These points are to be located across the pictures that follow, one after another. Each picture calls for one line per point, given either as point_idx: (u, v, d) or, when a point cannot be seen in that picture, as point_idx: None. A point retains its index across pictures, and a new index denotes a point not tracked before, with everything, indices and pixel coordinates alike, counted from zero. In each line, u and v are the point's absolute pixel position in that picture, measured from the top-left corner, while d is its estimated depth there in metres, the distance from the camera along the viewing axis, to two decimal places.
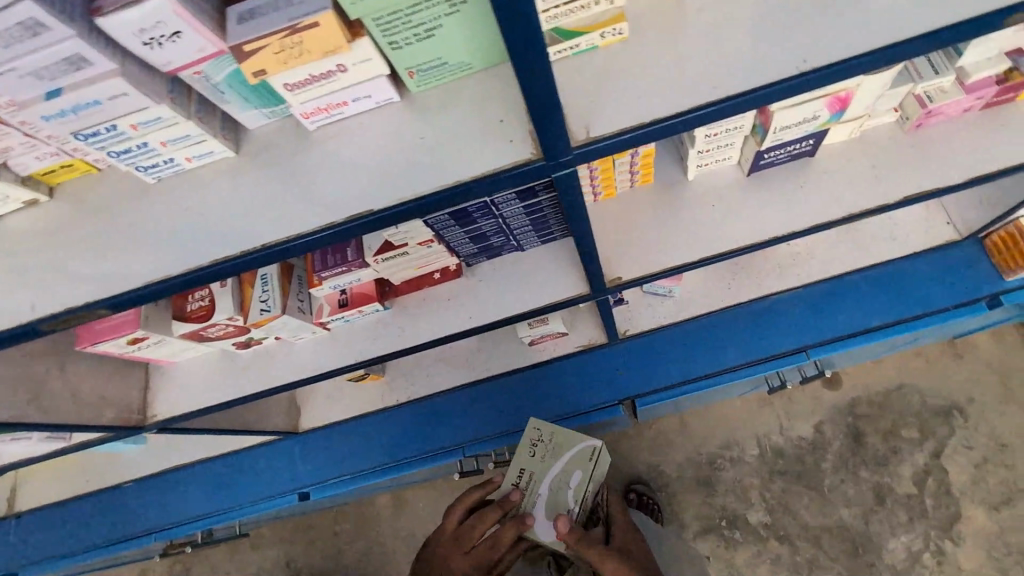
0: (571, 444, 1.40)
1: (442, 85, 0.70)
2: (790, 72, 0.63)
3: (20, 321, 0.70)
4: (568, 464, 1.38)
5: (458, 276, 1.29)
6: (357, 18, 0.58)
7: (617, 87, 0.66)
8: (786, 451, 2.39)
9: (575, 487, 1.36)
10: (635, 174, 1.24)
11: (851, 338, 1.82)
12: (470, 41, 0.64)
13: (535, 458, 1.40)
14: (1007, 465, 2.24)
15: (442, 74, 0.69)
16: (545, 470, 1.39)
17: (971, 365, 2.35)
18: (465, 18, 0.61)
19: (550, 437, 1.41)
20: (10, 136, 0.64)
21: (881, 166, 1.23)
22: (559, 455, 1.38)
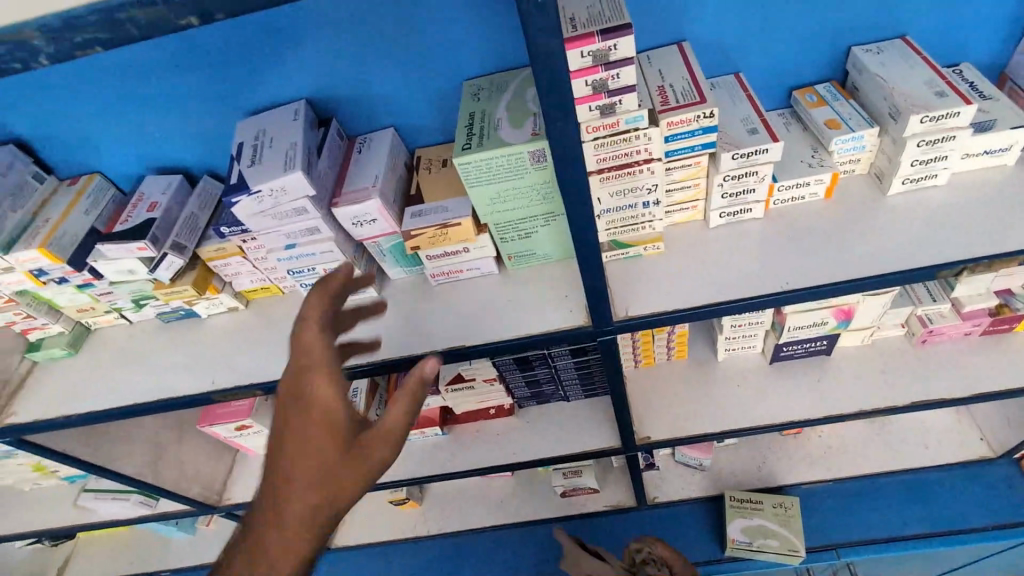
0: (794, 531, 1.68)
1: (529, 267, 1.00)
2: (779, 289, 0.87)
3: (204, 389, 0.97)
4: (780, 529, 1.69)
5: (509, 414, 1.49)
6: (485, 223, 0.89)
7: (652, 288, 0.92)
8: None
9: (767, 545, 1.68)
10: (671, 349, 1.46)
11: (886, 543, 1.74)
12: (554, 240, 0.94)
13: (775, 512, 1.72)
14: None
15: (530, 260, 0.99)
16: (763, 514, 1.72)
17: None
18: (555, 227, 0.91)
19: (788, 509, 1.71)
20: (243, 265, 0.98)
21: (894, 372, 1.39)
22: (801, 543, 1.66)
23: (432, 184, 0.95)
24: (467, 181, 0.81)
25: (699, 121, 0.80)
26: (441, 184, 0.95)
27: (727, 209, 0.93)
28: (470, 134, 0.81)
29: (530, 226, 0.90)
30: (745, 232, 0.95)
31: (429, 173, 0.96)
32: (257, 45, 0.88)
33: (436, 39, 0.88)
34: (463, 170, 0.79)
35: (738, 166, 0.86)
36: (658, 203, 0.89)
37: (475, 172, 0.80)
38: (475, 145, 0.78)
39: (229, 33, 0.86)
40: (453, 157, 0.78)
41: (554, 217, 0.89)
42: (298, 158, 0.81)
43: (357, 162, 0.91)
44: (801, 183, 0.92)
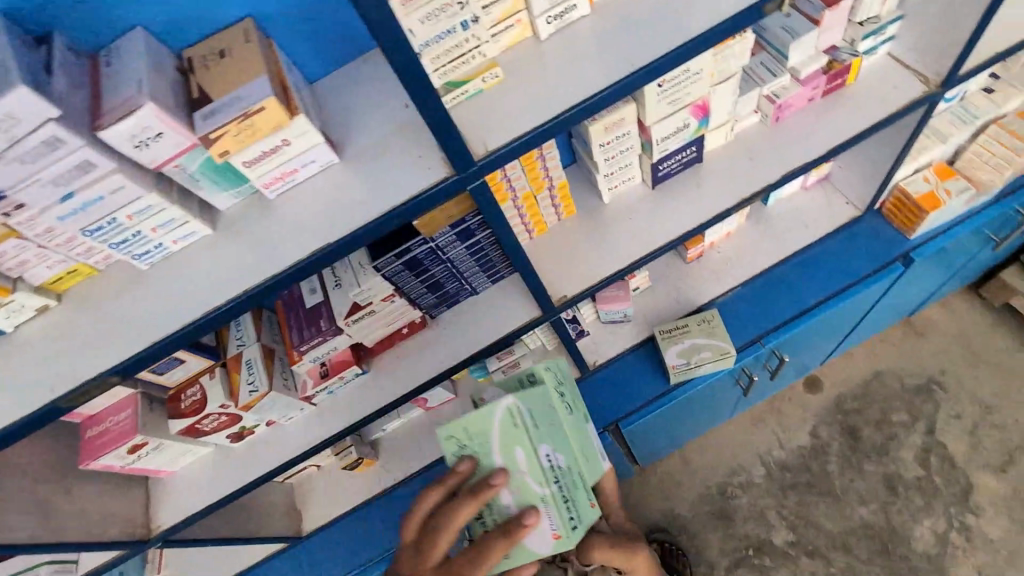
0: (721, 338, 1.80)
1: None
2: (621, 73, 0.83)
3: (43, 401, 0.81)
4: (707, 342, 1.80)
5: (424, 327, 1.41)
6: None
7: (503, 118, 0.85)
8: (789, 463, 2.60)
9: (699, 359, 1.79)
10: (558, 207, 1.40)
11: (796, 319, 1.91)
12: None
13: (699, 327, 1.82)
14: (998, 425, 2.51)
15: None
16: (693, 334, 1.82)
17: (931, 341, 2.71)
18: None
19: (711, 321, 1.82)
20: (25, 249, 0.78)
21: (759, 157, 1.45)
22: (729, 344, 1.79)
23: (218, 77, 0.79)
24: None
25: None
26: (227, 75, 0.79)
27: (551, 12, 0.86)
28: None
29: None
30: (576, 34, 0.89)
31: (207, 69, 0.80)
32: None
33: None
34: None
35: None
36: (476, 20, 0.81)
37: None
38: None
39: None
40: None
41: None
42: (17, 74, 0.64)
43: (110, 75, 0.76)
44: None
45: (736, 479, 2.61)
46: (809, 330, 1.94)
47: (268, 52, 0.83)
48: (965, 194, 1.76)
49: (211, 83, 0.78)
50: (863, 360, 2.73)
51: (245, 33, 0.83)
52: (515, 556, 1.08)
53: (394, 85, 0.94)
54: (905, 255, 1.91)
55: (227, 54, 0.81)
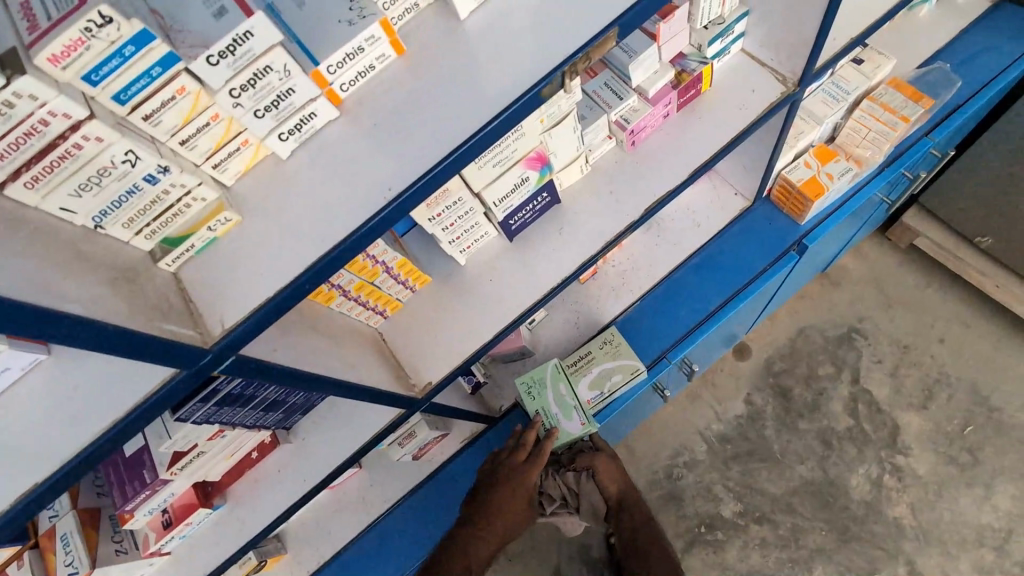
0: (630, 357, 1.70)
1: None
2: (379, 204, 0.67)
3: None
4: (617, 363, 1.69)
5: (277, 446, 1.25)
6: None
7: (245, 275, 0.68)
8: (730, 435, 2.43)
9: (613, 384, 1.68)
10: (407, 282, 1.24)
11: (700, 327, 1.84)
12: None
13: (605, 349, 1.70)
14: (915, 363, 2.42)
15: None
16: (601, 357, 1.70)
17: (847, 289, 2.56)
18: None
19: (615, 340, 1.71)
20: None
21: (620, 188, 1.32)
22: (637, 361, 1.69)
23: None
24: None
25: (104, 37, 0.51)
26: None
27: (283, 127, 0.68)
28: None
29: None
30: (328, 145, 0.72)
31: None
32: None
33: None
34: None
35: (237, 71, 0.59)
36: (172, 169, 0.61)
37: None
38: None
39: None
40: None
41: None
42: None
43: None
44: (352, 52, 0.67)
45: (681, 459, 2.43)
46: (715, 334, 1.87)
47: None
48: (847, 175, 1.69)
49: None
50: (786, 319, 2.56)
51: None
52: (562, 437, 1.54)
53: None
54: (798, 243, 1.85)
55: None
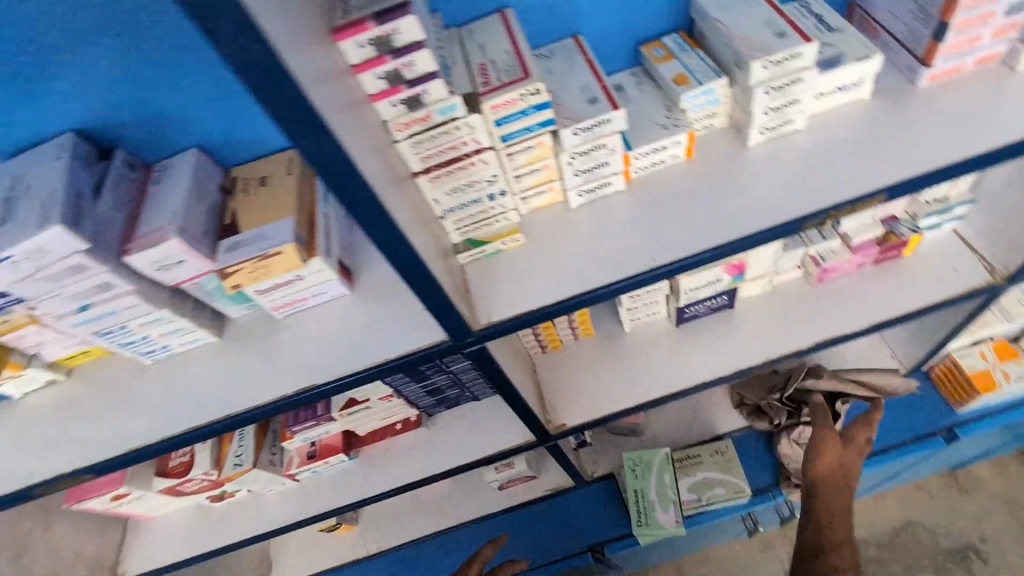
0: (737, 475, 1.70)
1: None
2: (640, 267, 0.81)
3: (24, 485, 0.83)
4: (724, 478, 1.69)
5: (418, 426, 1.38)
6: None
7: (515, 287, 0.83)
8: None
9: (713, 497, 1.67)
10: (576, 329, 1.40)
11: None
12: None
13: (715, 459, 1.72)
14: None
15: None
16: (708, 465, 1.71)
17: None
18: None
19: (726, 453, 1.73)
20: (45, 335, 0.83)
21: (795, 315, 1.38)
22: (744, 481, 1.69)
23: (255, 206, 0.83)
24: None
25: (528, 99, 0.71)
26: (261, 205, 0.83)
27: (584, 187, 0.85)
28: None
29: None
30: (608, 208, 0.88)
31: (247, 197, 0.84)
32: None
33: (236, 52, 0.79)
34: None
35: (584, 141, 0.78)
36: (507, 193, 0.81)
37: None
38: None
39: None
40: None
41: None
42: (57, 209, 0.67)
43: (154, 197, 0.79)
44: (658, 147, 0.85)
45: None
46: None
47: (305, 185, 0.86)
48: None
49: (244, 211, 0.82)
50: None
51: (289, 162, 0.88)
52: (652, 526, 1.53)
53: None
54: (949, 429, 1.75)
55: (268, 180, 0.86)
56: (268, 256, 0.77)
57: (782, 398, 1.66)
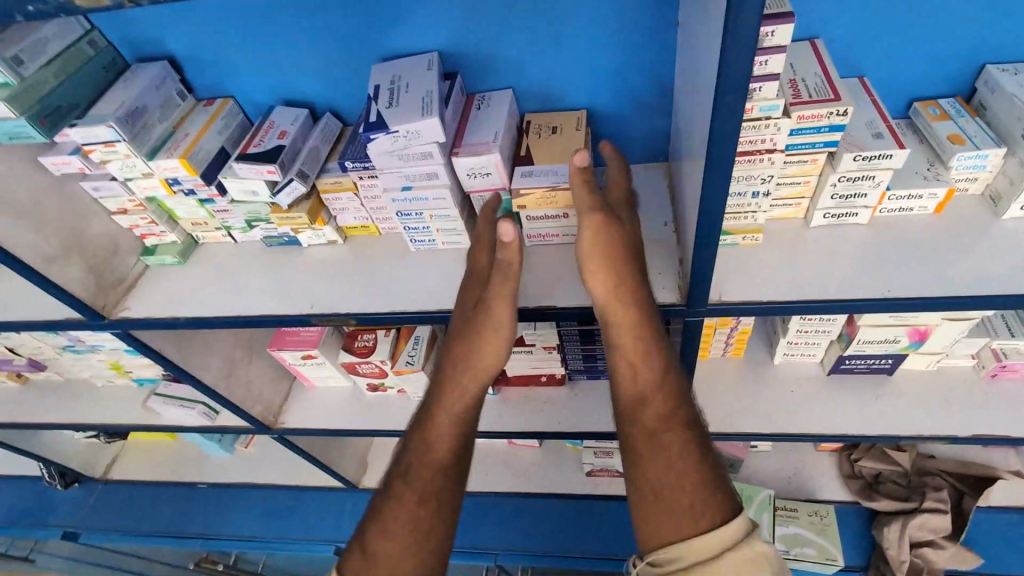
0: (833, 543, 1.68)
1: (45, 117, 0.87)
2: (878, 294, 0.87)
3: (302, 312, 1.04)
4: (819, 541, 1.69)
5: (560, 384, 1.52)
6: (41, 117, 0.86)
7: (747, 278, 0.93)
8: None
9: (802, 554, 1.68)
10: (729, 345, 1.46)
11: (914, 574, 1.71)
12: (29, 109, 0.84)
13: (811, 519, 1.72)
14: None
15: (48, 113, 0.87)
16: (804, 523, 1.72)
17: None
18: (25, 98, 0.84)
19: (824, 517, 1.72)
20: (353, 202, 1.03)
21: (956, 402, 1.37)
22: (837, 551, 1.66)
23: (547, 147, 0.98)
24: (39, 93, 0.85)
25: (831, 119, 0.81)
26: (551, 149, 0.98)
27: (832, 210, 0.94)
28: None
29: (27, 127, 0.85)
30: (845, 236, 0.96)
31: (539, 139, 1.00)
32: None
33: (582, 17, 0.93)
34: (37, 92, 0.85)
35: (857, 168, 0.87)
36: (766, 195, 0.91)
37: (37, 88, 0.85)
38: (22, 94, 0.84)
39: None
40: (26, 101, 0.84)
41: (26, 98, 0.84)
42: (432, 106, 0.84)
43: (478, 118, 0.96)
44: (914, 195, 0.92)
45: None
46: None
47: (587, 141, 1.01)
48: None
49: (539, 150, 0.97)
50: None
51: (577, 121, 1.03)
52: None
53: (663, 203, 1.05)
54: None
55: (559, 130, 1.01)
56: (556, 189, 0.91)
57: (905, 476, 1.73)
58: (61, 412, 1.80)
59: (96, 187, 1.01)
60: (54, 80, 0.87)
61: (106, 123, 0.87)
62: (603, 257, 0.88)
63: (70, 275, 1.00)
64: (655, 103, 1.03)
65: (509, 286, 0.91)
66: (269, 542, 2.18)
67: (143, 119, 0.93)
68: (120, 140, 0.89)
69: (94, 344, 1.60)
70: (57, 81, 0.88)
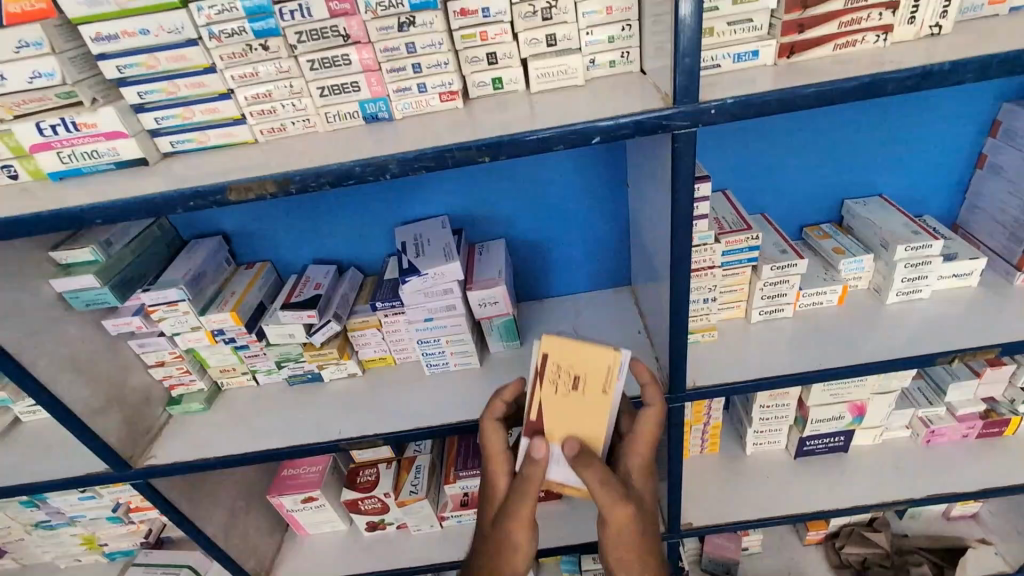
0: None
1: (124, 287, 1.04)
2: (813, 368, 1.10)
3: (331, 438, 1.13)
4: None
5: (559, 498, 1.59)
6: (118, 285, 1.02)
7: (714, 367, 1.14)
8: None
9: None
10: (705, 441, 1.62)
11: None
12: (111, 279, 1.01)
13: None
14: None
15: (126, 282, 1.04)
16: None
17: None
18: (110, 270, 1.01)
19: None
20: (376, 335, 1.19)
21: (905, 467, 1.56)
22: None
23: (566, 407, 0.85)
24: (121, 266, 1.03)
25: (749, 242, 1.10)
26: (572, 413, 0.85)
27: (764, 308, 1.21)
28: (88, 265, 1.00)
29: (106, 294, 1.01)
30: (779, 327, 1.21)
31: (556, 399, 0.85)
32: (411, 189, 1.19)
33: (553, 191, 1.23)
34: (120, 265, 1.03)
35: (775, 275, 1.16)
36: (714, 300, 1.17)
37: (120, 262, 1.03)
38: (109, 267, 1.01)
39: (394, 185, 1.18)
40: (110, 272, 1.01)
41: (110, 271, 1.01)
42: (452, 253, 1.08)
43: (480, 261, 1.19)
44: (820, 291, 1.21)
45: None
46: None
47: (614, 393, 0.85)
48: None
49: (557, 419, 0.85)
50: None
51: (608, 375, 0.83)
52: None
53: (635, 316, 1.29)
54: None
55: (581, 387, 0.84)
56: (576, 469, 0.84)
57: (890, 556, 1.86)
58: None
59: (142, 344, 1.12)
60: (133, 255, 1.06)
61: (178, 285, 1.04)
62: (622, 535, 0.86)
63: (109, 425, 1.07)
64: (615, 245, 1.32)
65: (530, 505, 0.85)
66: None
67: (200, 284, 1.10)
68: (184, 298, 1.05)
69: (74, 515, 1.53)
70: (135, 256, 1.06)
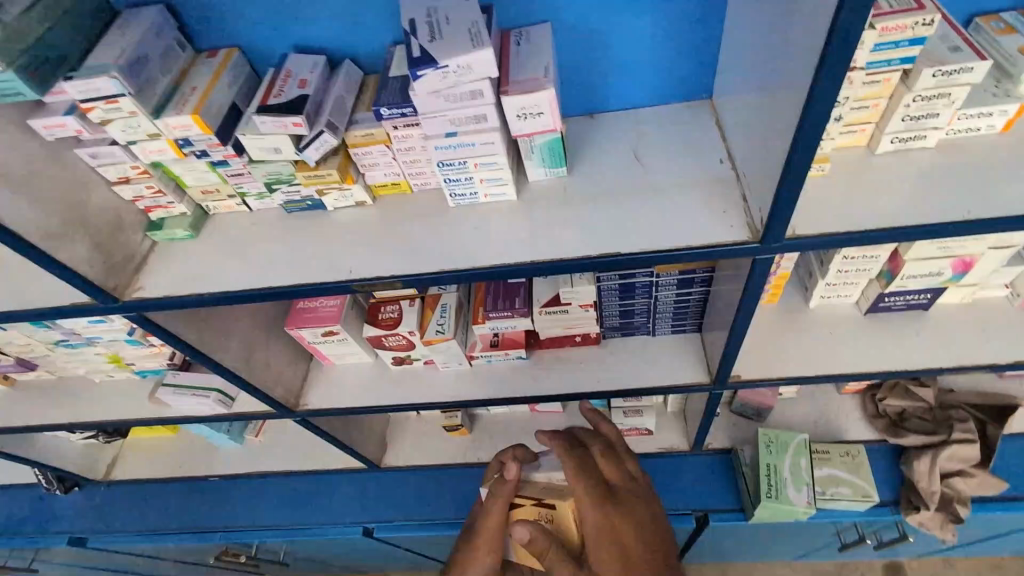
0: (865, 480, 1.71)
1: (39, 70, 0.78)
2: (962, 216, 0.82)
3: (340, 279, 0.95)
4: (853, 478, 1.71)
5: (596, 344, 1.49)
6: (28, 67, 0.76)
7: (821, 209, 0.87)
8: None
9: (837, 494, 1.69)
10: (765, 291, 1.43)
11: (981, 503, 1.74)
12: (16, 60, 0.75)
13: (843, 459, 1.74)
14: None
15: (38, 63, 0.78)
16: (835, 464, 1.74)
17: None
18: (8, 45, 0.74)
19: (854, 455, 1.75)
20: (385, 155, 0.94)
21: (993, 331, 1.37)
22: (872, 488, 1.69)
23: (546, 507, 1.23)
24: (22, 41, 0.76)
25: (916, 29, 0.78)
26: None
27: (900, 134, 0.90)
28: None
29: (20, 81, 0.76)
30: (912, 161, 0.92)
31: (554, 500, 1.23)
32: None
33: None
34: (19, 38, 0.75)
35: (934, 84, 0.84)
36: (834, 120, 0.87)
37: (17, 33, 0.75)
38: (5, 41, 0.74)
39: None
40: (9, 49, 0.74)
41: (10, 47, 0.74)
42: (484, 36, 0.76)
43: (519, 54, 0.87)
44: (984, 112, 0.88)
45: None
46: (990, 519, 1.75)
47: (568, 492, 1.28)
48: None
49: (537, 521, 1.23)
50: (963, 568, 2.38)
51: None
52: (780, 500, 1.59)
53: (717, 137, 0.99)
54: None
55: None
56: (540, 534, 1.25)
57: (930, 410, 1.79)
58: (59, 412, 1.68)
59: (95, 154, 0.90)
60: (35, 25, 0.77)
61: (109, 73, 0.77)
62: None
63: (77, 254, 0.91)
64: (703, 33, 0.96)
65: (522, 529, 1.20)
66: (292, 530, 2.17)
67: (145, 72, 0.83)
68: (124, 93, 0.79)
69: (91, 337, 1.49)
70: (37, 25, 0.77)
